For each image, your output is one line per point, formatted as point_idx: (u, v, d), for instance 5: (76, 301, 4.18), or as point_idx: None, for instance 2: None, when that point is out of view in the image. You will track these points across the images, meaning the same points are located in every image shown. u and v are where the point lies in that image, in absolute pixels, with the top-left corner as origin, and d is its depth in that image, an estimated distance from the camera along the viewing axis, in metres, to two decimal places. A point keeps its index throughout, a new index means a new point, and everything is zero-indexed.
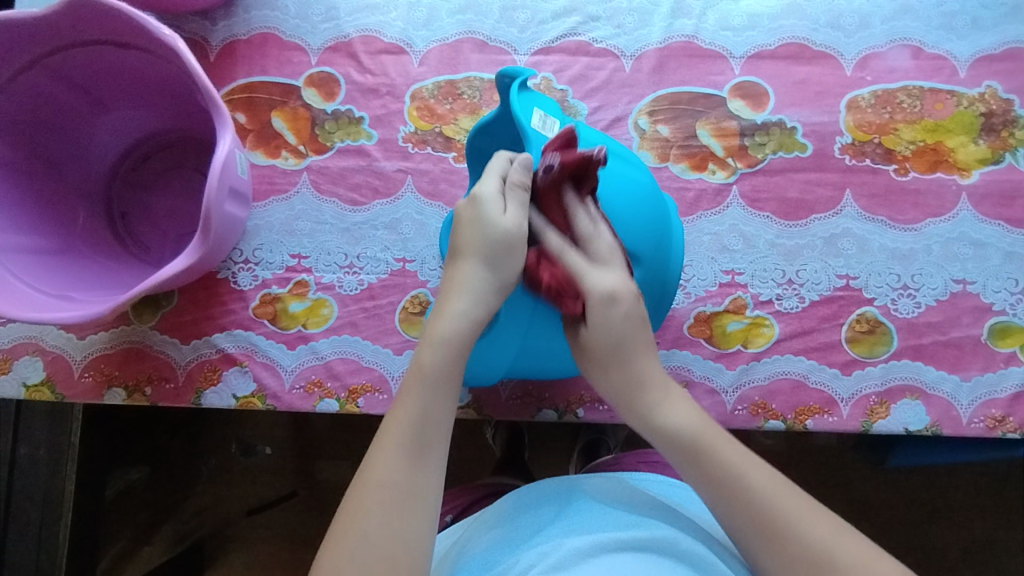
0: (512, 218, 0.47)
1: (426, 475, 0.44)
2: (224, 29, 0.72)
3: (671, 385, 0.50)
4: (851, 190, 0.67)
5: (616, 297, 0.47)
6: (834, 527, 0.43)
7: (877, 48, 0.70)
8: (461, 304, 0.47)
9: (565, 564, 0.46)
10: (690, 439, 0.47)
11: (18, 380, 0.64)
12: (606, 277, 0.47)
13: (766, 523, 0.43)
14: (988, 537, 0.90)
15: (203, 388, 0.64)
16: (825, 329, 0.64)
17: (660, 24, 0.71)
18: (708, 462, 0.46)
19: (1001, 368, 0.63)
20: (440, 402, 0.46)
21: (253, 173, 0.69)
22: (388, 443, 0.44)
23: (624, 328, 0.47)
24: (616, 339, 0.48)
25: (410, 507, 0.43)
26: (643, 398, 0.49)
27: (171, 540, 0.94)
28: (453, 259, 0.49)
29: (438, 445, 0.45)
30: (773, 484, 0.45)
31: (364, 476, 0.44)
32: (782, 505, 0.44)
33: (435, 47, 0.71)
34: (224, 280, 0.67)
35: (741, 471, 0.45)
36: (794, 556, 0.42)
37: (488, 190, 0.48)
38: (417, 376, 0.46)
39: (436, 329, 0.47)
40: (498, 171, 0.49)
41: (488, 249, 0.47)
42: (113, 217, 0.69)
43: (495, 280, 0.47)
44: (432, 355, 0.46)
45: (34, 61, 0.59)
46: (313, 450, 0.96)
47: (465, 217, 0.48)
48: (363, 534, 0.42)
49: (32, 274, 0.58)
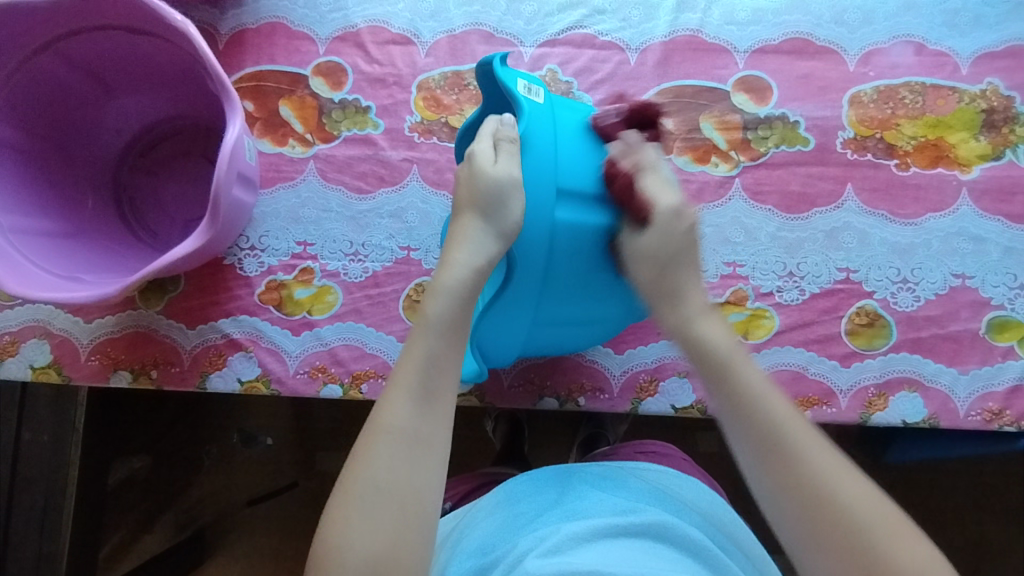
0: (501, 168, 0.47)
1: (434, 420, 0.45)
2: (234, 18, 0.72)
3: (713, 311, 0.51)
4: (852, 185, 0.68)
5: (677, 219, 0.50)
6: (843, 468, 0.43)
7: (879, 44, 0.71)
8: (463, 255, 0.48)
9: (563, 546, 0.46)
10: (719, 348, 0.48)
11: (25, 362, 0.65)
12: (668, 200, 0.50)
13: (779, 450, 0.44)
14: (986, 534, 0.91)
15: (209, 373, 0.65)
16: (824, 322, 0.65)
17: (665, 17, 0.71)
18: (733, 375, 0.47)
19: (998, 362, 0.64)
20: (445, 349, 0.46)
21: (260, 160, 0.69)
22: (395, 390, 0.45)
23: (679, 244, 0.50)
24: (664, 256, 0.50)
25: (420, 452, 0.44)
26: (681, 312, 0.50)
27: (172, 530, 0.96)
28: (457, 217, 0.51)
29: (446, 392, 0.46)
30: (791, 414, 0.45)
31: (372, 424, 0.45)
32: (793, 429, 0.45)
33: (442, 38, 0.72)
34: (230, 266, 0.67)
35: (762, 393, 0.46)
36: (796, 481, 0.43)
37: (481, 145, 0.49)
38: (423, 324, 0.47)
39: (442, 280, 0.48)
40: (491, 131, 0.50)
41: (482, 205, 0.48)
42: (121, 202, 0.70)
43: (496, 232, 0.48)
44: (437, 304, 0.47)
45: (46, 44, 0.60)
46: (313, 441, 0.97)
47: (464, 175, 0.51)
48: (372, 482, 0.43)
49: (41, 255, 0.58)
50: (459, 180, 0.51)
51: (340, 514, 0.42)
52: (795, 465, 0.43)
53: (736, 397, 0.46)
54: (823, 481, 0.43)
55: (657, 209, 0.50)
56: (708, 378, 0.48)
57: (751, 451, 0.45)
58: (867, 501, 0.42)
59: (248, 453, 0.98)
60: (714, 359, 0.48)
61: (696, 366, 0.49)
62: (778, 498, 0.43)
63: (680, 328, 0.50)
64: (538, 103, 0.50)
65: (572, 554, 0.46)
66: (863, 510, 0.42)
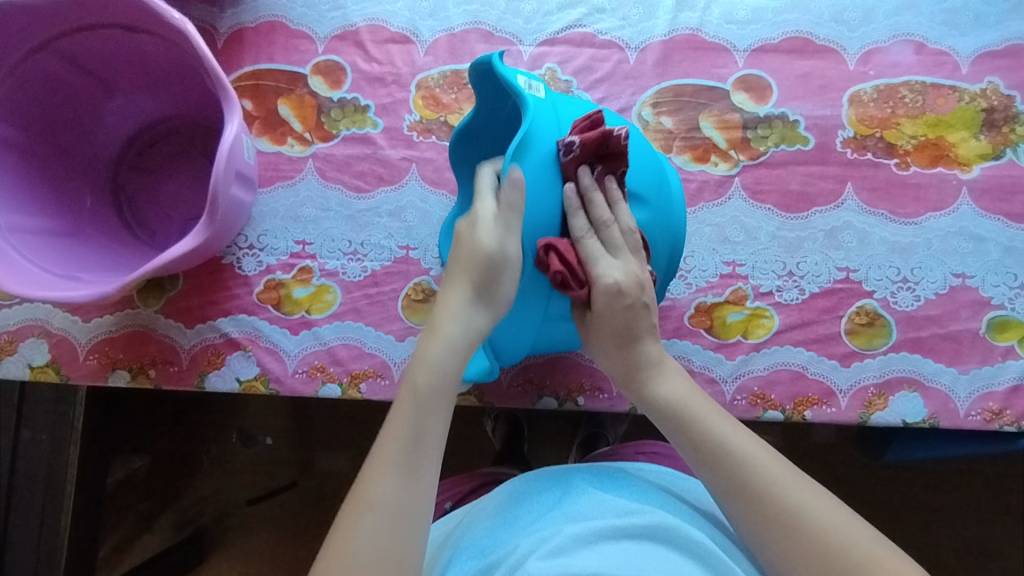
0: (499, 242, 0.47)
1: (418, 492, 0.45)
2: (232, 17, 0.72)
3: (669, 364, 0.54)
4: (853, 184, 0.68)
5: (623, 288, 0.51)
6: (812, 492, 0.46)
7: (880, 43, 0.70)
8: (451, 329, 0.49)
9: (565, 547, 0.46)
10: (678, 406, 0.51)
11: (23, 361, 0.65)
12: (616, 266, 0.51)
13: (746, 492, 0.47)
14: (986, 534, 0.91)
15: (207, 372, 0.65)
16: (824, 321, 0.65)
17: (665, 16, 0.71)
18: (693, 427, 0.50)
19: (998, 361, 0.64)
20: (431, 422, 0.47)
21: (259, 159, 0.69)
22: (379, 462, 0.46)
23: (628, 312, 0.52)
24: (620, 322, 0.52)
25: (402, 524, 0.44)
26: (641, 375, 0.53)
27: (172, 529, 0.96)
28: (449, 279, 0.51)
29: (431, 464, 0.47)
30: (755, 449, 0.48)
31: (357, 495, 0.45)
32: (759, 465, 0.47)
33: (442, 37, 0.72)
34: (229, 265, 0.67)
35: (724, 438, 0.49)
36: (769, 518, 0.45)
37: (486, 208, 0.48)
38: (411, 397, 0.48)
39: (428, 353, 0.49)
40: (491, 189, 0.50)
41: (477, 278, 0.48)
42: (119, 202, 0.69)
43: (487, 306, 0.49)
44: (425, 378, 0.48)
45: (43, 44, 0.60)
46: (312, 441, 0.97)
47: (464, 234, 0.50)
48: (352, 551, 0.43)
49: (38, 254, 0.58)
50: (460, 236, 0.50)
51: None
52: (766, 500, 0.46)
53: (699, 453, 0.49)
54: (795, 511, 0.45)
55: (597, 287, 0.51)
56: (672, 438, 0.51)
57: (722, 497, 0.48)
58: (837, 522, 0.45)
59: (248, 453, 0.97)
60: (674, 418, 0.51)
61: (661, 428, 0.52)
62: (755, 535, 0.46)
63: (642, 392, 0.53)
64: (540, 98, 0.51)
65: (575, 556, 0.45)
66: (835, 527, 0.44)
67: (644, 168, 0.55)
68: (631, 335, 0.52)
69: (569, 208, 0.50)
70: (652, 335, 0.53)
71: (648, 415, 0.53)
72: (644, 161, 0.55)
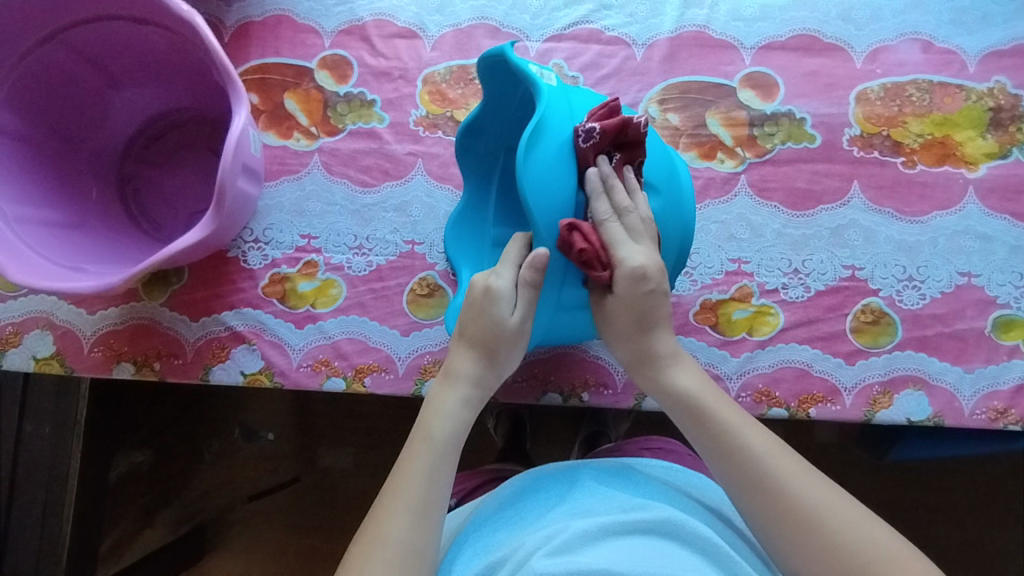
0: (519, 320, 0.52)
1: (428, 535, 0.46)
2: (239, 11, 0.72)
3: (684, 356, 0.54)
4: (859, 182, 0.68)
5: (645, 274, 0.51)
6: (826, 488, 0.46)
7: (887, 41, 0.70)
8: (464, 385, 0.53)
9: (569, 546, 0.46)
10: (694, 394, 0.51)
11: (27, 353, 0.65)
12: (639, 252, 0.51)
13: (760, 484, 0.47)
14: (988, 535, 0.90)
15: (212, 365, 0.65)
16: (830, 319, 0.65)
17: (671, 13, 0.71)
18: (709, 418, 0.50)
19: (1004, 361, 0.64)
20: (443, 469, 0.49)
21: (265, 153, 0.69)
22: (392, 504, 0.47)
23: (648, 298, 0.51)
24: (638, 308, 0.52)
25: (412, 565, 0.45)
26: (656, 364, 0.53)
27: (173, 524, 0.95)
28: (461, 333, 0.54)
29: (440, 509, 0.48)
30: (769, 444, 0.48)
31: (368, 535, 0.46)
32: (773, 460, 0.47)
33: (449, 32, 0.72)
34: (235, 259, 0.67)
35: (738, 430, 0.49)
36: (784, 511, 0.45)
37: (506, 283, 0.52)
38: (426, 444, 0.50)
39: (442, 404, 0.52)
40: (515, 260, 0.53)
41: (493, 341, 0.53)
42: (124, 194, 0.69)
43: (494, 367, 0.54)
44: (441, 428, 0.50)
45: (50, 35, 0.60)
46: (315, 437, 0.97)
47: (479, 295, 0.53)
48: None
49: (44, 245, 0.58)
50: (470, 297, 0.54)
51: None
52: (780, 494, 0.46)
53: (715, 441, 0.49)
54: (810, 505, 0.45)
55: (619, 271, 0.50)
56: (686, 427, 0.51)
57: (735, 486, 0.48)
58: (852, 518, 0.45)
59: (250, 449, 0.98)
60: (690, 406, 0.51)
61: (675, 416, 0.52)
62: (768, 529, 0.46)
63: (657, 381, 0.53)
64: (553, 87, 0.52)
65: (581, 553, 0.45)
66: (850, 523, 0.44)
67: (655, 157, 0.56)
68: (647, 323, 0.52)
69: (590, 193, 0.50)
70: (666, 324, 0.53)
71: (663, 404, 0.53)
72: (654, 151, 0.56)
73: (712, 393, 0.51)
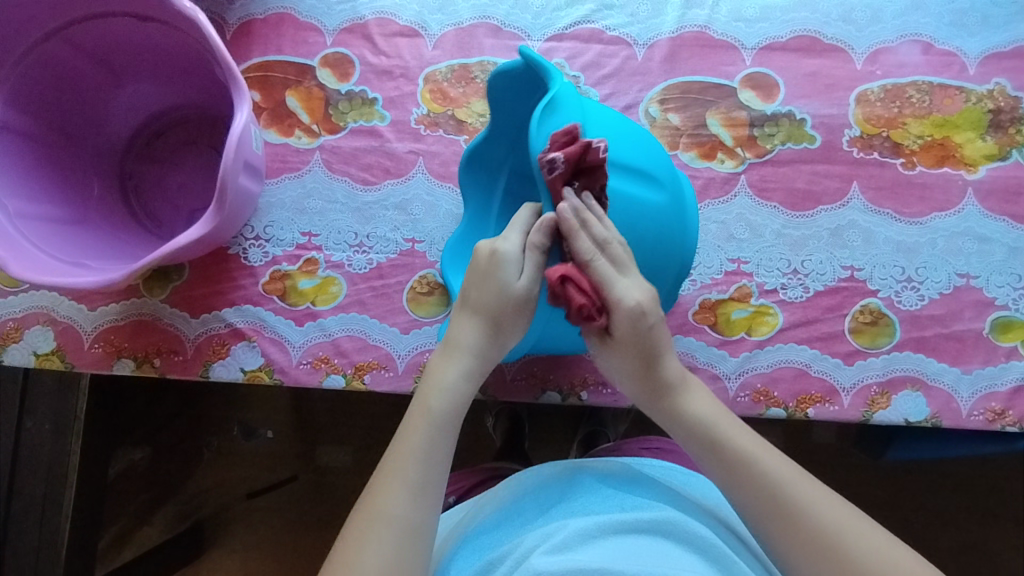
0: (526, 284, 0.50)
1: (426, 509, 0.47)
2: (241, 9, 0.72)
3: (692, 379, 0.53)
4: (858, 183, 0.68)
5: (644, 310, 0.48)
6: (846, 512, 0.46)
7: (887, 43, 0.71)
8: (463, 356, 0.51)
9: (569, 545, 0.46)
10: (708, 423, 0.50)
11: (28, 349, 0.65)
12: (633, 288, 0.48)
13: (781, 513, 0.47)
14: (985, 537, 0.91)
15: (212, 362, 0.65)
16: (828, 320, 0.65)
17: (672, 14, 0.71)
18: (725, 449, 0.49)
19: (1001, 362, 0.64)
20: (440, 443, 0.49)
21: (266, 151, 0.69)
22: (389, 479, 0.47)
23: (650, 333, 0.49)
24: (642, 347, 0.49)
25: (409, 539, 0.45)
26: (665, 395, 0.51)
27: (173, 519, 0.96)
28: (462, 303, 0.52)
29: (438, 483, 0.48)
30: (786, 470, 0.48)
31: (366, 510, 0.46)
32: (794, 489, 0.47)
33: (450, 31, 0.72)
34: (235, 256, 0.67)
35: (757, 459, 0.48)
36: (806, 539, 0.46)
37: (512, 246, 0.50)
38: (424, 418, 0.49)
39: (440, 375, 0.51)
40: (523, 224, 0.51)
41: (497, 310, 0.50)
42: (125, 190, 0.69)
43: (497, 339, 0.52)
44: (439, 400, 0.50)
45: (53, 31, 0.60)
46: (314, 434, 0.97)
47: (483, 264, 0.51)
48: (361, 563, 0.44)
49: (46, 241, 0.59)
50: (474, 266, 0.51)
51: None
52: (802, 523, 0.46)
53: (732, 474, 0.49)
54: (832, 534, 0.45)
55: (619, 312, 0.48)
56: (700, 457, 0.50)
57: (754, 516, 0.48)
58: (873, 542, 0.45)
59: (249, 446, 0.98)
60: (704, 437, 0.50)
61: (688, 446, 0.51)
62: (790, 557, 0.46)
63: (667, 413, 0.52)
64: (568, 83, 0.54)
65: (580, 551, 0.46)
66: (872, 547, 0.45)
67: (657, 159, 0.57)
68: (655, 359, 0.50)
69: (569, 232, 0.48)
70: (671, 352, 0.51)
71: (673, 432, 0.52)
72: (656, 154, 0.57)
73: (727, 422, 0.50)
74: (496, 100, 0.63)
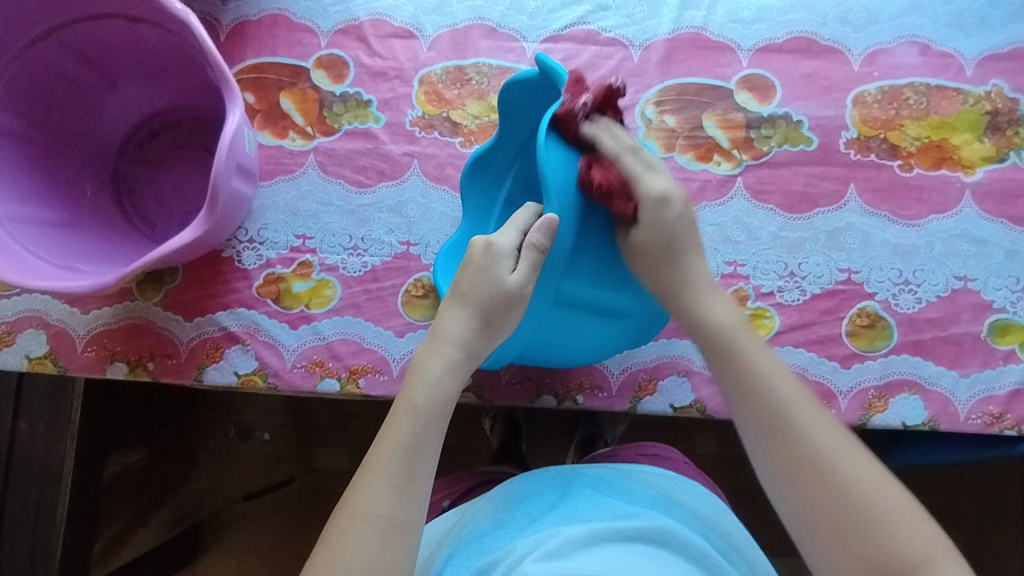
0: (518, 280, 0.51)
1: (410, 506, 0.46)
2: (235, 10, 0.72)
3: (713, 286, 0.55)
4: (855, 185, 0.68)
5: (668, 199, 0.52)
6: (845, 443, 0.47)
7: (884, 44, 0.70)
8: (451, 348, 0.51)
9: (563, 551, 0.46)
10: (726, 332, 0.52)
11: (20, 352, 0.65)
12: (659, 181, 0.53)
13: (778, 426, 0.48)
14: (983, 539, 0.90)
15: (205, 365, 0.64)
16: (825, 323, 0.64)
17: (669, 15, 0.71)
18: (734, 355, 0.51)
19: (999, 365, 0.64)
20: (426, 438, 0.48)
21: (261, 153, 0.69)
22: (374, 475, 0.47)
23: (675, 227, 0.53)
24: (665, 239, 0.53)
25: (393, 536, 0.45)
26: (684, 293, 0.54)
27: (170, 522, 0.96)
28: (452, 297, 0.53)
29: (423, 479, 0.47)
30: (791, 389, 0.49)
31: (350, 507, 0.46)
32: (796, 407, 0.48)
33: (445, 33, 0.71)
34: (229, 259, 0.67)
35: (763, 372, 0.50)
36: (796, 455, 0.47)
37: (506, 242, 0.52)
38: (410, 412, 0.49)
39: (426, 369, 0.51)
40: (520, 223, 0.53)
41: (487, 303, 0.51)
42: (119, 192, 0.69)
43: (486, 330, 0.52)
44: (426, 394, 0.50)
45: (46, 33, 0.60)
46: (311, 437, 0.97)
47: (477, 258, 0.52)
48: (344, 561, 0.44)
49: (38, 244, 0.58)
50: (469, 258, 0.53)
51: None
52: (796, 440, 0.47)
53: (741, 382, 0.50)
54: (826, 455, 0.46)
55: (645, 201, 0.52)
56: (710, 359, 0.52)
57: (754, 429, 0.49)
58: (868, 475, 0.45)
59: (246, 448, 0.97)
60: (719, 343, 0.52)
61: (700, 346, 0.53)
62: (780, 471, 0.47)
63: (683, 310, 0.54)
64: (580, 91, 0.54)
65: (575, 558, 0.45)
66: (862, 477, 0.45)
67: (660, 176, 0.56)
68: (682, 253, 0.54)
69: (594, 143, 0.52)
70: (694, 253, 0.54)
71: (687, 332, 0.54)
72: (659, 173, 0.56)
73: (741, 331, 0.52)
74: (508, 104, 0.62)
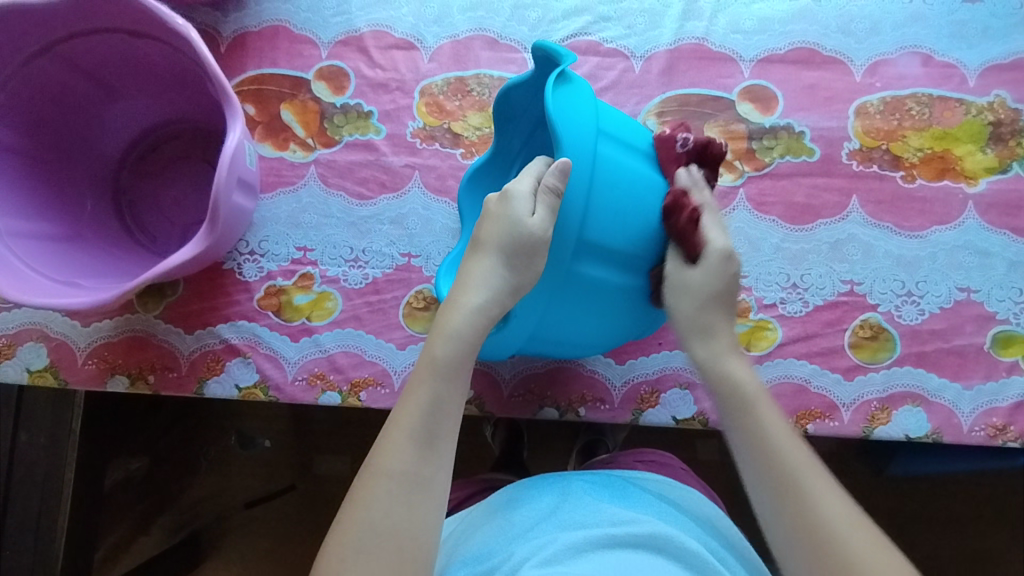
0: (537, 224, 0.48)
1: (433, 462, 0.46)
2: (236, 21, 0.72)
3: (739, 352, 0.54)
4: (858, 196, 0.67)
5: (730, 256, 0.53)
6: (853, 518, 0.45)
7: (887, 55, 0.70)
8: (475, 299, 0.50)
9: (560, 557, 0.46)
10: (745, 391, 0.51)
11: (21, 365, 0.64)
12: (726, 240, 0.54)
13: (787, 493, 0.46)
14: (985, 547, 0.90)
15: (207, 378, 0.64)
16: (828, 334, 0.64)
17: (671, 25, 0.71)
18: (752, 420, 0.49)
19: (1002, 377, 0.63)
20: (450, 393, 0.48)
21: (262, 165, 0.69)
22: (395, 434, 0.47)
23: (725, 281, 0.53)
24: (718, 290, 0.53)
25: (416, 495, 0.45)
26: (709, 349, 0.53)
27: (171, 530, 0.96)
28: (474, 249, 0.52)
29: (445, 437, 0.47)
30: (803, 459, 0.47)
31: (372, 466, 0.46)
32: (808, 477, 0.46)
33: (446, 44, 0.71)
34: (230, 272, 0.67)
35: (778, 440, 0.48)
36: (802, 525, 0.45)
37: (523, 189, 0.50)
38: (430, 366, 0.49)
39: (450, 322, 0.50)
40: (534, 173, 0.51)
41: (508, 247, 0.49)
42: (120, 206, 0.69)
43: (511, 278, 0.50)
44: (445, 347, 0.49)
45: (46, 47, 0.60)
46: (312, 445, 0.96)
47: (494, 210, 0.51)
48: (369, 525, 0.44)
49: (39, 261, 0.58)
50: (486, 211, 0.52)
51: (336, 555, 0.44)
52: (804, 510, 0.45)
53: (756, 442, 0.48)
54: (830, 527, 0.44)
55: (710, 249, 0.52)
56: (728, 420, 0.51)
57: (765, 492, 0.47)
58: (873, 551, 0.43)
59: (247, 456, 0.97)
60: (737, 400, 0.50)
61: (720, 405, 0.52)
62: (784, 541, 0.45)
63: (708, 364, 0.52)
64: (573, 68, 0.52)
65: (572, 565, 0.45)
66: (864, 547, 0.43)
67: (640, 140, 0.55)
68: (716, 307, 0.53)
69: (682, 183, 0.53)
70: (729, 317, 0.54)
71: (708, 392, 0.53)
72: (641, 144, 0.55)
73: (761, 396, 0.50)
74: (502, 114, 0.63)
